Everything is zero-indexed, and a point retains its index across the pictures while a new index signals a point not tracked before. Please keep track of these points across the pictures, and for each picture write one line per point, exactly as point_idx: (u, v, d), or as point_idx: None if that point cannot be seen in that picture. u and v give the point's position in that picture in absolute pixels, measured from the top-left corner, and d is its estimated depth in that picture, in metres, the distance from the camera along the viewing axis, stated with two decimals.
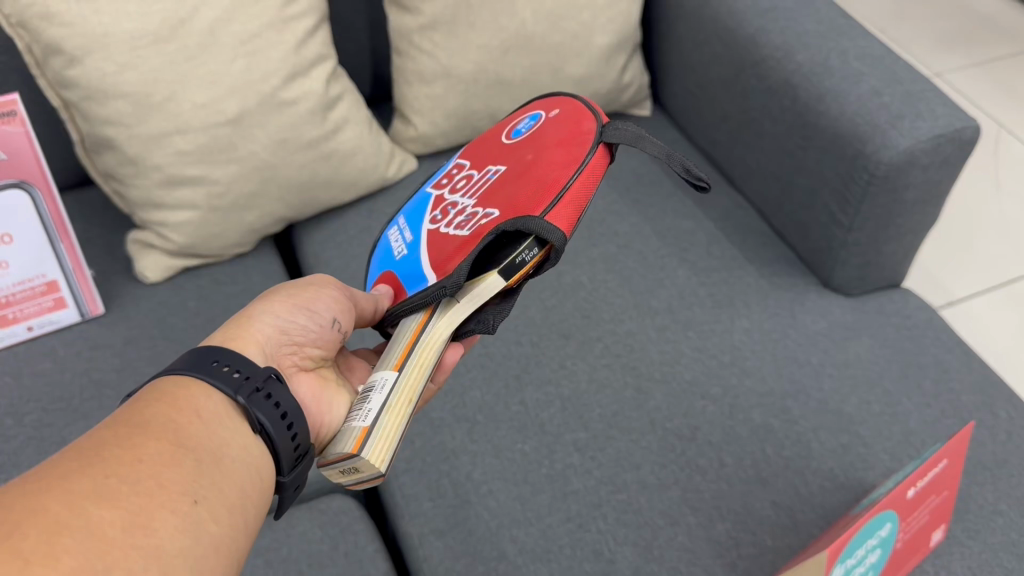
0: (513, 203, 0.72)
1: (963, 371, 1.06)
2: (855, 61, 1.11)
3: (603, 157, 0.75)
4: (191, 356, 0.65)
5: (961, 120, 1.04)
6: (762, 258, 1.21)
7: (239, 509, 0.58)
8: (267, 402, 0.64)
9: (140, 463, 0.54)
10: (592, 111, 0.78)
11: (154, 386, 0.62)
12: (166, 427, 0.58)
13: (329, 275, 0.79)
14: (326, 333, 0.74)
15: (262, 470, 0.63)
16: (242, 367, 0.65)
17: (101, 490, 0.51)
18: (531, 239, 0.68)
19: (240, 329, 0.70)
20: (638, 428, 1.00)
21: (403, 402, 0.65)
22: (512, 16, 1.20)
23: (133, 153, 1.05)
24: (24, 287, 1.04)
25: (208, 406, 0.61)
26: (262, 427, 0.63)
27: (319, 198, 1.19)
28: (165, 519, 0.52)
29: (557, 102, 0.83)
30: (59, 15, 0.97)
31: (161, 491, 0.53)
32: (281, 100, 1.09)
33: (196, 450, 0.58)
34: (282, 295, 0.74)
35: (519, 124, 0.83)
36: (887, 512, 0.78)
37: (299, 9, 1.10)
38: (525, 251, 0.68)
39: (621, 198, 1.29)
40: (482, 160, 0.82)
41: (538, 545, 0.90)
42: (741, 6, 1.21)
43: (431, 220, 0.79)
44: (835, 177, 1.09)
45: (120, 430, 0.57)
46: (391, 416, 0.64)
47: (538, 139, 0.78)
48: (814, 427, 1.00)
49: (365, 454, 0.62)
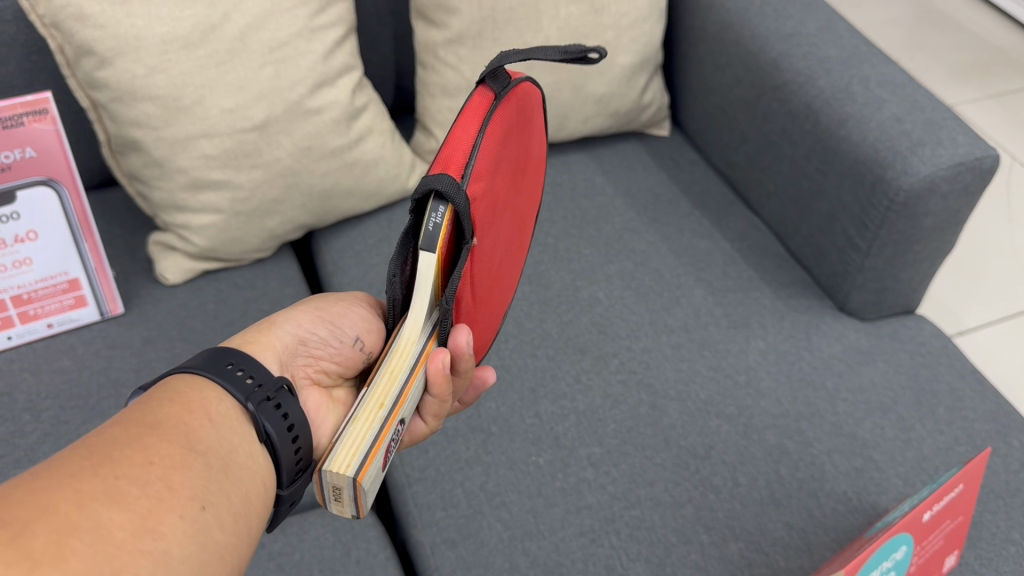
0: None
1: (976, 400, 1.06)
2: (876, 87, 1.12)
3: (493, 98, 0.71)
4: (207, 354, 0.65)
5: (982, 149, 1.05)
6: (778, 280, 1.22)
7: (243, 519, 0.57)
8: (276, 412, 0.63)
9: (151, 465, 0.54)
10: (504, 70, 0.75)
11: (166, 384, 0.61)
12: (180, 430, 0.57)
13: (363, 292, 0.78)
14: (346, 350, 0.73)
15: (266, 479, 0.62)
16: (255, 373, 0.64)
17: (110, 491, 0.50)
18: (433, 198, 0.61)
19: (260, 334, 0.70)
20: (652, 444, 1.00)
21: (372, 408, 0.57)
22: (537, 32, 1.21)
23: (158, 156, 1.05)
24: (45, 285, 1.05)
25: (221, 411, 0.61)
26: (268, 437, 0.62)
27: (339, 206, 1.20)
28: (173, 524, 0.51)
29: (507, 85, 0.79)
30: (92, 17, 0.97)
31: (170, 495, 0.52)
32: (307, 108, 1.10)
33: (207, 454, 0.57)
34: (309, 307, 0.74)
35: None
36: (902, 534, 0.77)
37: (327, 19, 1.11)
38: (432, 215, 0.60)
39: (638, 215, 1.30)
40: None
41: (551, 559, 0.90)
42: (764, 30, 1.22)
43: None
44: (854, 203, 1.10)
45: (131, 429, 0.56)
46: (360, 423, 0.57)
47: None
48: (828, 450, 1.00)
49: (327, 465, 0.54)
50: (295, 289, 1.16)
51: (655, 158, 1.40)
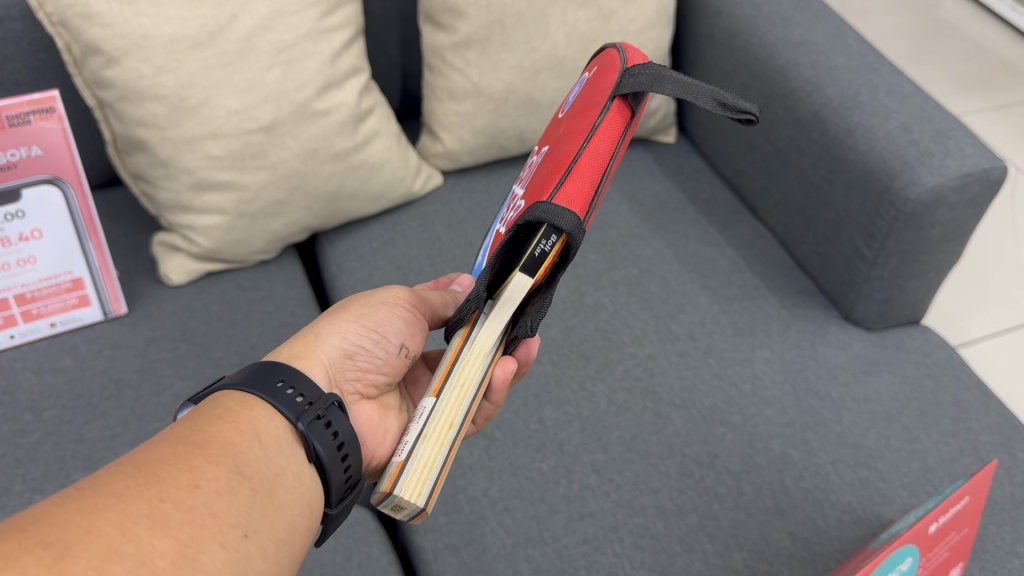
0: (536, 188, 0.67)
1: (982, 412, 1.06)
2: (884, 97, 1.12)
3: (619, 114, 0.69)
4: (255, 370, 0.64)
5: (989, 161, 1.04)
6: (784, 288, 1.22)
7: (284, 545, 0.57)
8: (326, 430, 0.63)
9: (197, 489, 0.53)
10: (619, 63, 0.74)
11: (216, 402, 0.61)
12: (227, 451, 0.57)
13: (400, 288, 0.77)
14: (392, 358, 0.74)
15: (313, 501, 0.62)
16: (305, 391, 0.64)
17: (154, 515, 0.50)
18: (546, 227, 0.60)
19: (307, 349, 0.70)
20: (657, 452, 1.00)
21: (442, 428, 0.57)
22: (546, 37, 1.21)
23: (165, 155, 1.05)
24: (49, 284, 1.04)
25: (268, 431, 0.60)
26: (318, 458, 0.62)
27: (347, 209, 1.20)
28: (213, 554, 0.50)
29: (610, 64, 0.76)
30: (100, 16, 0.97)
31: (214, 522, 0.52)
32: (315, 110, 1.10)
33: (253, 478, 0.57)
34: (353, 313, 0.73)
35: (571, 97, 0.81)
36: (908, 546, 0.76)
37: (336, 21, 1.11)
38: (541, 242, 0.60)
39: (644, 222, 1.30)
40: (545, 140, 0.80)
41: (553, 565, 0.90)
42: (772, 38, 1.22)
43: (501, 217, 0.79)
44: (860, 212, 1.10)
45: (180, 448, 0.55)
46: (429, 444, 0.57)
47: (574, 113, 0.75)
48: (834, 460, 1.00)
49: (399, 491, 0.55)
50: (299, 290, 1.16)
51: (661, 165, 1.40)
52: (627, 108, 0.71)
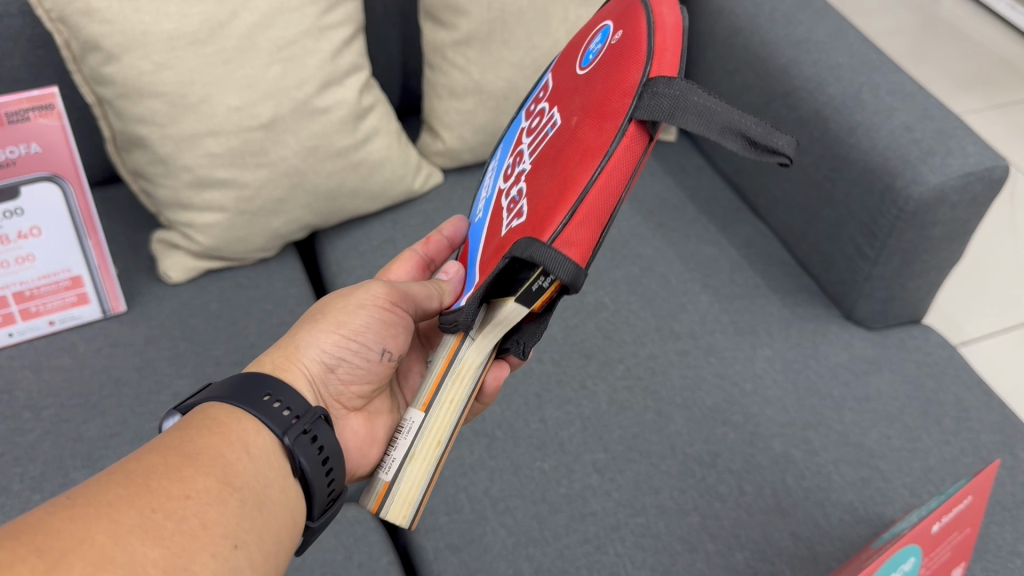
0: (538, 203, 0.58)
1: (982, 411, 1.06)
2: (887, 95, 1.11)
3: (638, 139, 0.56)
4: (240, 383, 0.64)
5: (992, 160, 1.04)
6: (785, 287, 1.21)
7: (273, 556, 0.56)
8: (311, 445, 0.63)
9: (188, 499, 0.52)
10: (648, 38, 0.58)
11: (205, 413, 0.61)
12: (217, 461, 0.56)
13: (382, 282, 0.74)
14: (374, 364, 0.74)
15: (298, 513, 0.62)
16: (292, 405, 0.63)
17: (146, 524, 0.49)
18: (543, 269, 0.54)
19: (287, 361, 0.70)
20: (658, 451, 1.00)
21: (429, 448, 0.64)
22: (547, 35, 1.20)
23: (165, 153, 1.05)
24: (48, 281, 1.04)
25: (257, 444, 0.60)
26: (303, 472, 0.62)
27: (344, 208, 1.19)
28: (203, 563, 0.50)
29: (636, 28, 0.60)
30: (99, 12, 0.96)
31: (205, 532, 0.51)
32: (315, 107, 1.09)
33: (243, 489, 0.56)
34: (330, 321, 0.73)
35: (591, 44, 0.67)
36: (910, 547, 0.76)
37: (337, 17, 1.10)
38: (539, 281, 0.55)
39: (645, 220, 1.29)
40: (558, 95, 0.68)
41: (555, 565, 0.89)
42: (774, 36, 1.22)
43: (504, 176, 0.71)
44: (862, 211, 1.10)
45: (171, 458, 0.55)
46: (416, 465, 0.63)
47: (589, 90, 0.62)
48: (835, 460, 1.00)
49: (386, 513, 0.63)
50: (299, 288, 1.16)
51: (662, 163, 1.40)
52: (646, 131, 0.57)
